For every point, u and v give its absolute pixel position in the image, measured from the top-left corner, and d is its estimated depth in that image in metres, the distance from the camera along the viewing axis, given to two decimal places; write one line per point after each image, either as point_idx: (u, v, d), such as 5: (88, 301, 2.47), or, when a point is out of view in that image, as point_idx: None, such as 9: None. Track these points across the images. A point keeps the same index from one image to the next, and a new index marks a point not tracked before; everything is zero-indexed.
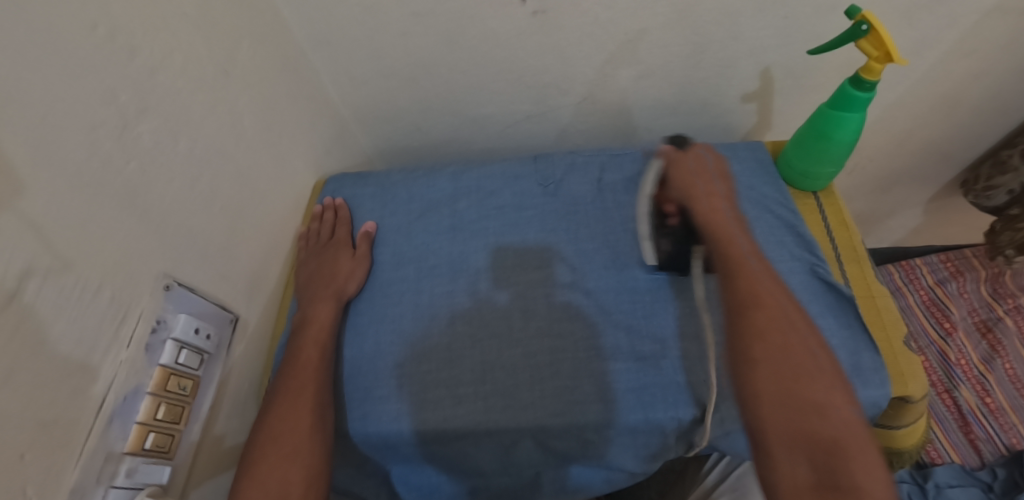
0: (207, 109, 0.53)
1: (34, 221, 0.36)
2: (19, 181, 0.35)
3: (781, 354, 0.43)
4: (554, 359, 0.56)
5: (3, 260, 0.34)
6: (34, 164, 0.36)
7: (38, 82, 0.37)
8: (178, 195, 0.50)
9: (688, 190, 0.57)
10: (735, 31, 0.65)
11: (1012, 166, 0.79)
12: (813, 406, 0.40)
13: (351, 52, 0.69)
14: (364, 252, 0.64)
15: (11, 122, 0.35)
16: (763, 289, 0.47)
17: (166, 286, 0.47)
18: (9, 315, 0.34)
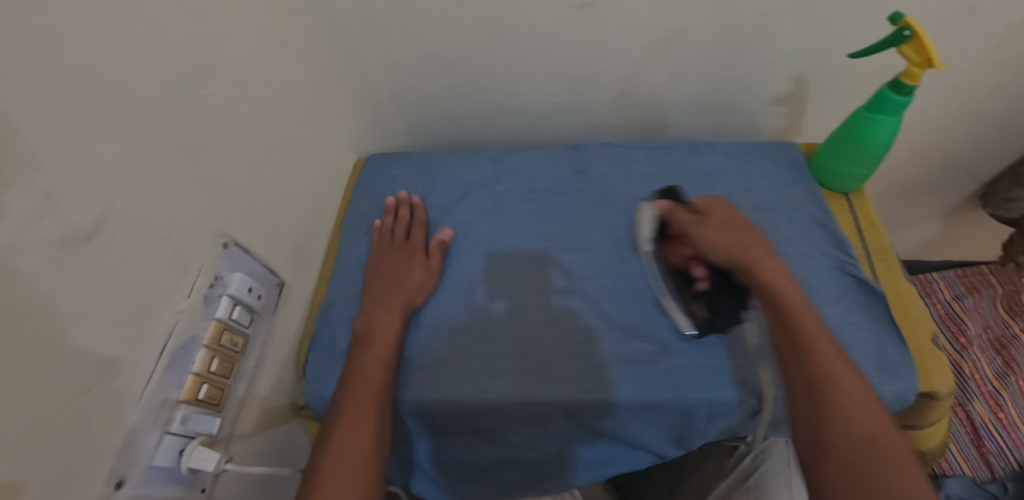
0: (263, 79, 0.54)
1: (113, 166, 0.38)
2: (103, 126, 0.37)
3: (835, 412, 0.41)
4: (589, 339, 0.57)
5: (83, 198, 0.35)
6: (117, 112, 0.38)
7: (125, 34, 0.38)
8: (236, 158, 0.51)
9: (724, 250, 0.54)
10: (774, 34, 0.66)
11: None
12: (867, 455, 0.38)
13: (394, 36, 0.69)
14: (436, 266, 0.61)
15: (100, 69, 0.36)
16: (820, 349, 0.45)
17: (223, 244, 0.49)
18: (87, 251, 0.36)
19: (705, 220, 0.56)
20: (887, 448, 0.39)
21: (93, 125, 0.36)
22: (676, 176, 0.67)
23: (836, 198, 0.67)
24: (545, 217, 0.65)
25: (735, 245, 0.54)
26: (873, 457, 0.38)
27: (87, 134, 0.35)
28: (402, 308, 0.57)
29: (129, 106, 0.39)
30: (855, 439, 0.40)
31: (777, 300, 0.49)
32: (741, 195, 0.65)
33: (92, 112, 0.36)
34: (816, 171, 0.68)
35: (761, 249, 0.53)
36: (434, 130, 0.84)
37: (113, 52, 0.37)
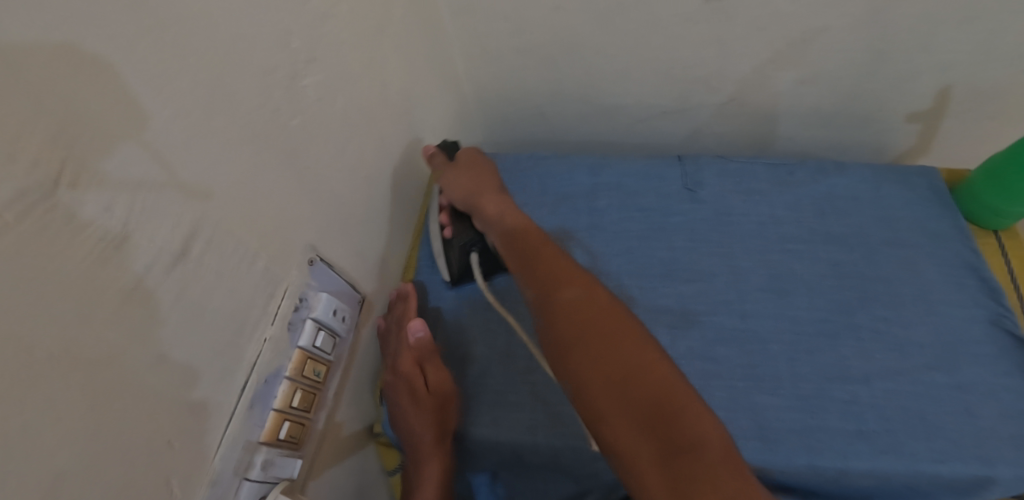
0: (362, 68, 0.48)
1: (204, 176, 0.32)
2: (193, 126, 0.31)
3: (591, 335, 0.38)
4: (706, 385, 0.50)
5: (171, 218, 0.30)
6: (210, 111, 0.32)
7: (224, 16, 0.32)
8: (330, 160, 0.45)
9: (467, 198, 0.56)
10: (929, 43, 0.58)
11: None
12: (625, 374, 0.35)
13: (492, 22, 0.62)
14: (445, 373, 0.51)
15: (196, 59, 0.30)
16: (560, 273, 0.44)
17: (311, 260, 0.42)
18: (172, 281, 0.30)
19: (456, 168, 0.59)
20: (678, 399, 0.34)
21: (180, 127, 0.30)
22: (804, 199, 0.60)
23: (985, 235, 0.59)
24: (653, 237, 0.58)
25: (469, 185, 0.56)
26: (657, 405, 0.33)
27: (174, 137, 0.29)
28: (434, 444, 0.48)
29: (221, 102, 0.32)
30: (615, 391, 0.35)
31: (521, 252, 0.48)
32: (877, 228, 0.58)
33: (183, 112, 0.30)
34: (965, 202, 0.60)
35: (488, 187, 0.56)
36: (517, 127, 0.77)
37: (208, 37, 0.31)
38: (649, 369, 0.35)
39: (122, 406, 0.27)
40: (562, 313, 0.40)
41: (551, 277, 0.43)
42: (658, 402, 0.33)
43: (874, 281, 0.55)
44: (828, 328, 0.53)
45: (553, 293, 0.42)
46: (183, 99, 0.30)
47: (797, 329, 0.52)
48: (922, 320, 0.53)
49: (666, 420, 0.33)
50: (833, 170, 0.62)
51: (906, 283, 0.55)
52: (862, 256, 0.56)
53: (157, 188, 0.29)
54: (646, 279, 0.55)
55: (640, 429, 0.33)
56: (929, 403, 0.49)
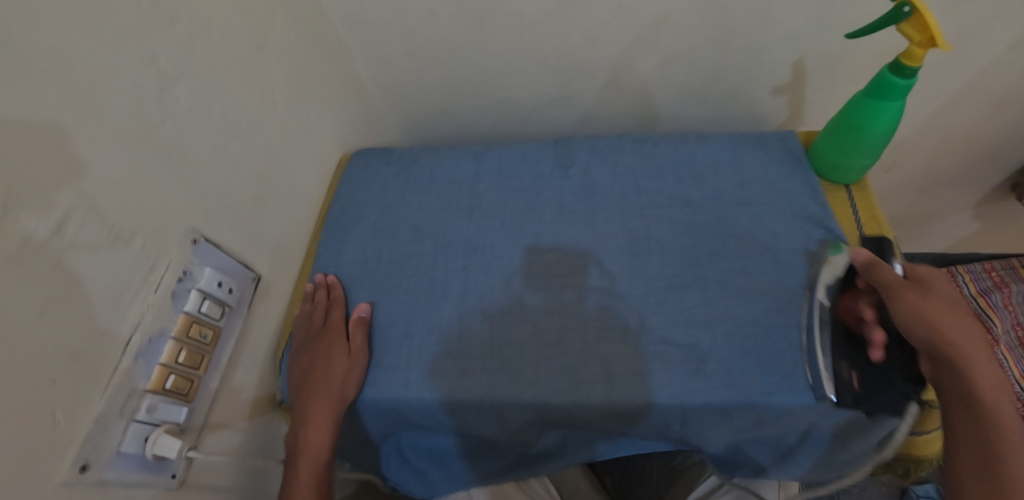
0: (239, 78, 0.55)
1: (74, 168, 0.39)
2: (63, 129, 0.38)
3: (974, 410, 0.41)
4: (562, 338, 0.54)
5: (47, 201, 0.37)
6: (78, 117, 0.39)
7: (88, 43, 0.39)
8: (209, 158, 0.52)
9: (935, 336, 0.43)
10: (770, 17, 0.63)
11: None
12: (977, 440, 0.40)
13: (381, 31, 0.70)
14: (360, 346, 0.55)
15: (62, 76, 0.38)
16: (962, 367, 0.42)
17: (194, 240, 0.50)
18: (49, 252, 0.37)
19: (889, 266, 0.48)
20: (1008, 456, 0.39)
21: (48, 133, 0.37)
22: (666, 169, 0.65)
23: (834, 190, 0.64)
24: (526, 211, 0.63)
25: (927, 323, 0.43)
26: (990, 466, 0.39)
27: (44, 139, 0.37)
28: (327, 406, 0.52)
29: (88, 109, 0.40)
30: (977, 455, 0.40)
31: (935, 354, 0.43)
32: (732, 189, 0.63)
33: (49, 117, 0.37)
34: (814, 161, 0.64)
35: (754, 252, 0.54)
36: (427, 123, 0.85)
37: (70, 58, 0.38)
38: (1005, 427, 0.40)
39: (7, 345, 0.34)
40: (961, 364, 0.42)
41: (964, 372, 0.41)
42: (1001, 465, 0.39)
43: (726, 237, 0.59)
44: (677, 282, 0.57)
45: (974, 349, 0.42)
46: (51, 107, 0.37)
47: (648, 284, 0.57)
48: (769, 269, 0.57)
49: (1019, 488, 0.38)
50: (694, 141, 0.67)
51: (755, 237, 0.59)
52: (716, 214, 0.61)
53: (35, 179, 0.36)
54: (520, 253, 0.60)
55: None
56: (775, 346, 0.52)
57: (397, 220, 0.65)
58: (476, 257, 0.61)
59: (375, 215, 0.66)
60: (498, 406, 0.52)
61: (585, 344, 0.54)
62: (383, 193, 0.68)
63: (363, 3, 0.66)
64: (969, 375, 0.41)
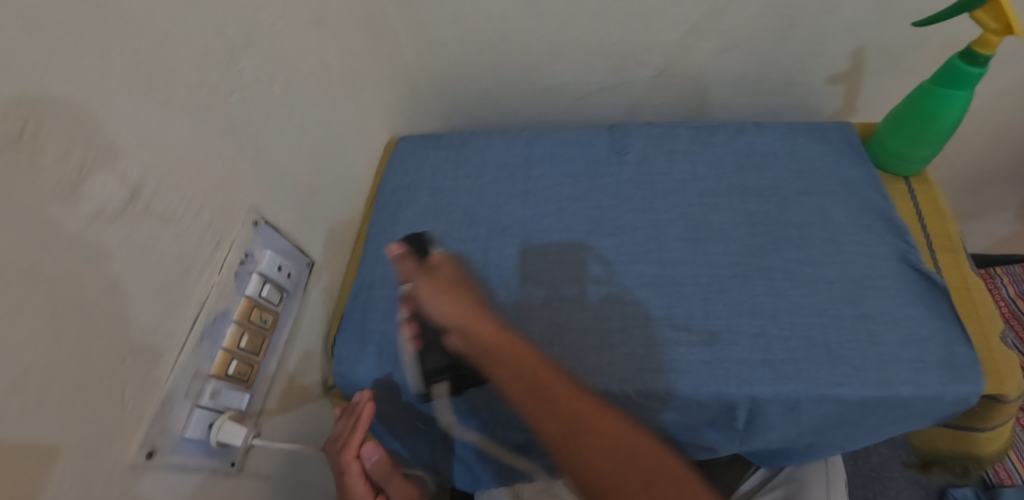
0: (298, 54, 0.54)
1: (148, 133, 0.38)
2: (142, 92, 0.37)
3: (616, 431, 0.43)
4: (625, 325, 0.53)
5: (126, 163, 0.36)
6: (154, 80, 0.38)
7: (165, 6, 0.38)
8: (269, 134, 0.50)
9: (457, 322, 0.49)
10: (834, 4, 0.62)
11: None
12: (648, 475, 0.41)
13: (429, 14, 0.69)
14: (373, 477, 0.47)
15: (141, 36, 0.37)
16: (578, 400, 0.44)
17: (255, 221, 0.48)
18: (125, 218, 0.36)
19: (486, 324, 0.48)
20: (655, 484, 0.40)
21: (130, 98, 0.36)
22: (724, 157, 0.64)
23: (894, 181, 0.63)
24: (584, 198, 0.62)
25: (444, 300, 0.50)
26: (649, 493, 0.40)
27: (124, 101, 0.36)
28: None
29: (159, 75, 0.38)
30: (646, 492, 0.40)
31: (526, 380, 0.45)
32: (792, 178, 0.61)
33: (128, 78, 0.36)
34: (875, 151, 0.64)
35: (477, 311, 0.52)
36: (469, 111, 0.82)
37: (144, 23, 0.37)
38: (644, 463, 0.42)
39: (86, 313, 0.33)
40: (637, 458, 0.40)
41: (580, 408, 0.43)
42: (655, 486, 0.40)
43: (788, 228, 0.58)
44: (740, 271, 0.55)
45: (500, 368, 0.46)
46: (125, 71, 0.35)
47: (712, 273, 0.55)
48: (831, 259, 0.56)
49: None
50: (751, 129, 0.66)
51: (817, 226, 0.58)
52: (778, 202, 0.60)
53: (115, 142, 0.35)
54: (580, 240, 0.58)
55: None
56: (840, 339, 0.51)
57: (447, 204, 0.63)
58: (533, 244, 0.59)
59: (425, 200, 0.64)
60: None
61: (648, 333, 0.52)
62: (432, 178, 0.66)
63: None
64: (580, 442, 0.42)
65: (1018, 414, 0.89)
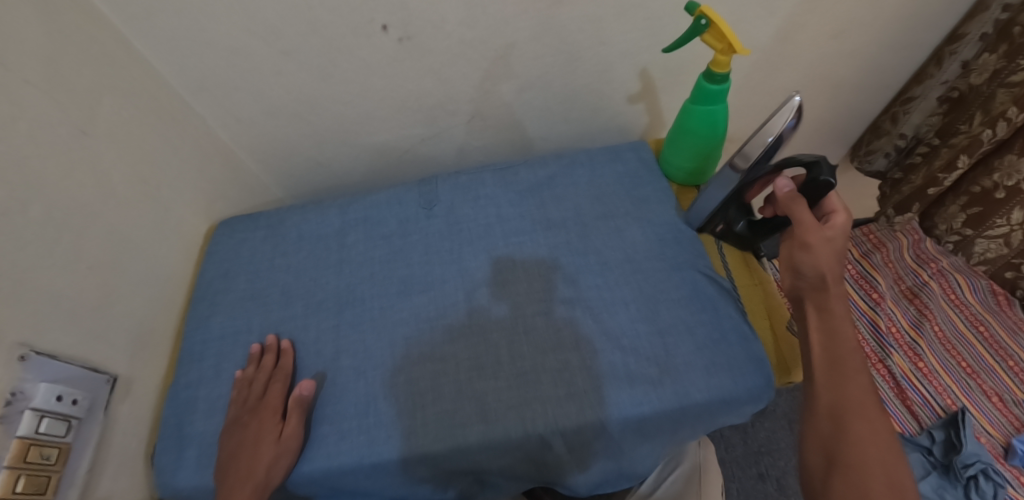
0: (62, 172, 0.52)
1: None
2: None
3: (861, 385, 0.44)
4: (436, 384, 0.54)
5: None
6: None
7: None
8: (32, 263, 0.48)
9: (813, 245, 0.50)
10: (603, 37, 0.67)
11: (886, 129, 0.87)
12: (863, 428, 0.42)
13: (230, 95, 0.69)
14: (292, 429, 0.51)
15: None
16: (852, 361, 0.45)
17: (22, 356, 0.46)
18: None
19: (812, 254, 0.50)
20: (854, 422, 0.42)
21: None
22: (528, 196, 0.67)
23: (687, 192, 0.68)
24: (397, 255, 0.64)
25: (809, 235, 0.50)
26: (850, 428, 0.42)
27: None
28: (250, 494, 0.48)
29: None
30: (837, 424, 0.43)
31: (825, 330, 0.47)
32: (591, 205, 0.65)
33: None
34: (666, 168, 0.68)
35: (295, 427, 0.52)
36: (303, 178, 0.85)
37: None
38: (875, 413, 0.43)
39: None
40: (837, 334, 0.47)
41: (848, 371, 0.45)
42: (851, 424, 0.42)
43: (587, 255, 0.61)
44: (545, 305, 0.58)
45: (842, 325, 0.47)
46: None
47: (517, 314, 0.58)
48: (627, 281, 0.59)
49: (859, 466, 0.40)
50: (552, 162, 0.70)
51: (615, 248, 0.61)
52: (575, 232, 0.63)
53: None
54: (393, 309, 0.60)
55: (834, 442, 0.42)
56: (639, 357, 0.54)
57: (269, 284, 0.64)
58: (355, 311, 0.60)
59: (244, 286, 0.65)
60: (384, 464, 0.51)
61: (458, 385, 0.54)
62: (253, 264, 0.66)
63: (205, 69, 0.65)
64: (843, 402, 0.43)
65: (875, 365, 0.98)
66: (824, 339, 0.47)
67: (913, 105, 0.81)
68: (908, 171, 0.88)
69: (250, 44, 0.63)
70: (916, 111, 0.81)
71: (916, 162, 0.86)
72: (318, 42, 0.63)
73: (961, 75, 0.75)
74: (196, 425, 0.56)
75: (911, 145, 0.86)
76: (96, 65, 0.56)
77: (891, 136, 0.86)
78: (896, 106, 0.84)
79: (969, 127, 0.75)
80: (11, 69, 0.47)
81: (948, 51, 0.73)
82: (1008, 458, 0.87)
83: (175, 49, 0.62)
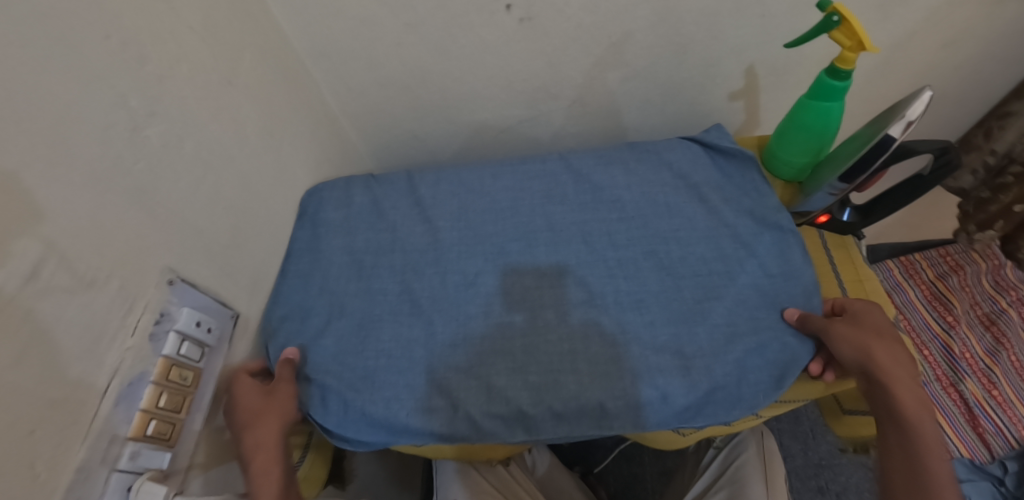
0: (212, 116, 0.54)
1: (56, 240, 0.37)
2: (37, 205, 0.36)
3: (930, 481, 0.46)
4: (531, 347, 0.54)
5: (15, 261, 0.34)
6: (45, 181, 0.37)
7: (48, 97, 0.37)
8: (184, 194, 0.51)
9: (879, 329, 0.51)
10: (716, 31, 0.68)
11: (976, 144, 0.86)
12: None
13: (349, 62, 0.72)
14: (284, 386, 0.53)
15: (36, 132, 0.36)
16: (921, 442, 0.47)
17: (170, 280, 0.48)
18: (10, 319, 0.34)
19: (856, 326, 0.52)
20: None
21: (27, 201, 0.35)
22: (636, 164, 0.68)
23: (790, 187, 0.68)
24: (508, 218, 0.64)
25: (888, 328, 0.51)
26: None
27: (33, 179, 0.36)
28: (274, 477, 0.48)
29: (24, 170, 0.35)
30: None
31: (888, 407, 0.48)
32: (683, 184, 0.65)
33: (28, 157, 0.35)
34: (769, 163, 0.68)
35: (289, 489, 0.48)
36: (400, 150, 0.88)
37: (24, 102, 0.35)
38: None
39: None
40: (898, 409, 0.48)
41: (908, 449, 0.47)
42: None
43: (680, 243, 0.60)
44: (651, 276, 0.58)
45: (915, 415, 0.48)
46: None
47: (629, 283, 0.58)
48: (713, 234, 0.61)
49: None
50: (660, 145, 0.70)
51: (709, 233, 0.61)
52: (667, 205, 0.63)
53: (12, 245, 0.34)
54: (498, 275, 0.59)
55: None
56: (750, 339, 0.54)
57: (390, 203, 0.68)
58: (470, 248, 0.62)
59: (343, 241, 0.66)
60: (476, 357, 0.54)
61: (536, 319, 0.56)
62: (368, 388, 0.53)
63: (330, 34, 0.68)
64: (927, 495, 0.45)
65: (946, 389, 0.97)
66: (892, 411, 0.48)
67: (1009, 121, 0.80)
68: (995, 191, 0.88)
69: (380, 15, 0.65)
70: (1013, 128, 0.80)
71: (1006, 182, 0.85)
72: (442, 17, 0.66)
73: None
74: (289, 339, 0.59)
75: (1002, 163, 0.85)
76: (242, 23, 0.59)
77: (981, 151, 0.85)
78: (992, 120, 0.83)
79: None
80: (176, 15, 0.50)
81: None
82: None
83: (307, 12, 0.65)
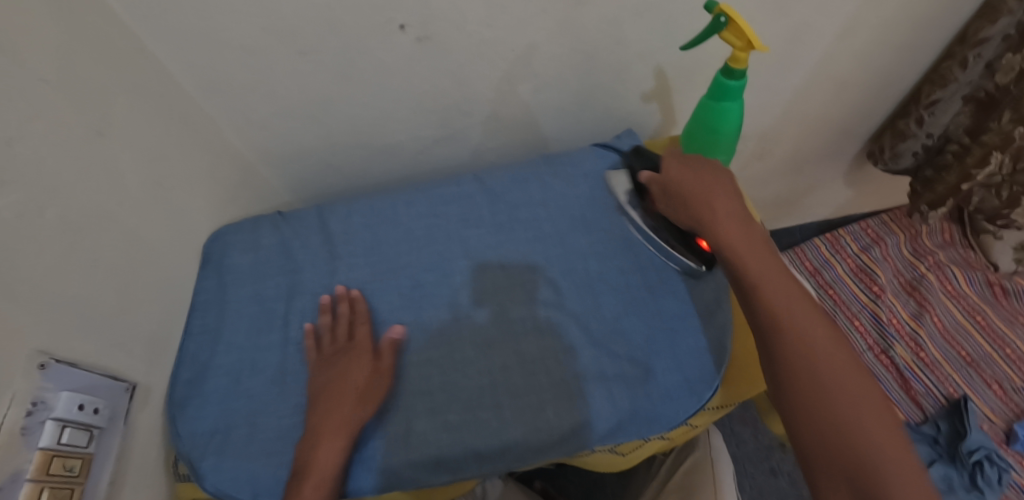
0: (79, 175, 0.49)
1: None
2: None
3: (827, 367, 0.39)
4: (450, 384, 0.53)
5: None
6: None
7: None
8: (52, 265, 0.46)
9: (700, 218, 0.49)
10: (618, 38, 0.67)
11: (911, 134, 0.85)
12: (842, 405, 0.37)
13: (245, 96, 0.68)
14: None
15: None
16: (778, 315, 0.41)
17: (42, 364, 0.43)
18: None
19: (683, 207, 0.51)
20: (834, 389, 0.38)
21: None
22: (552, 179, 0.67)
23: None
24: (424, 248, 0.62)
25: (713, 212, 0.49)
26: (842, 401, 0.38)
27: None
28: None
29: None
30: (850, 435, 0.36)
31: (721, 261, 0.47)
32: (596, 196, 0.65)
33: None
34: None
35: None
36: (315, 179, 0.84)
37: None
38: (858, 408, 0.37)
39: None
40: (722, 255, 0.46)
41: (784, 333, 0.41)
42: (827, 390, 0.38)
43: (595, 257, 0.60)
44: (567, 296, 0.57)
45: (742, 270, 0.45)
46: None
47: (548, 304, 0.57)
48: (629, 244, 0.61)
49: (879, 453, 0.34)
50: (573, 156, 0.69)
51: (623, 245, 0.61)
52: (581, 219, 0.63)
53: None
54: (416, 312, 0.57)
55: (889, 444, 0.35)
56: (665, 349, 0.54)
57: (300, 242, 0.65)
58: (385, 285, 0.60)
59: (252, 289, 0.63)
60: (394, 401, 0.52)
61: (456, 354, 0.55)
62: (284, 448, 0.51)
63: (219, 70, 0.64)
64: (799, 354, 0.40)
65: (879, 357, 1.01)
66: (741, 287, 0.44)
67: (939, 107, 0.80)
68: (940, 170, 0.90)
69: (271, 47, 0.62)
70: (944, 112, 0.80)
71: (947, 160, 0.88)
72: (337, 42, 0.62)
73: (986, 75, 0.76)
74: (195, 405, 0.55)
75: (940, 143, 0.88)
76: (114, 65, 0.55)
77: (918, 138, 0.85)
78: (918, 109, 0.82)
79: (999, 126, 0.77)
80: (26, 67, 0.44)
81: (971, 56, 0.72)
82: (1011, 444, 0.91)
83: (190, 48, 0.60)
